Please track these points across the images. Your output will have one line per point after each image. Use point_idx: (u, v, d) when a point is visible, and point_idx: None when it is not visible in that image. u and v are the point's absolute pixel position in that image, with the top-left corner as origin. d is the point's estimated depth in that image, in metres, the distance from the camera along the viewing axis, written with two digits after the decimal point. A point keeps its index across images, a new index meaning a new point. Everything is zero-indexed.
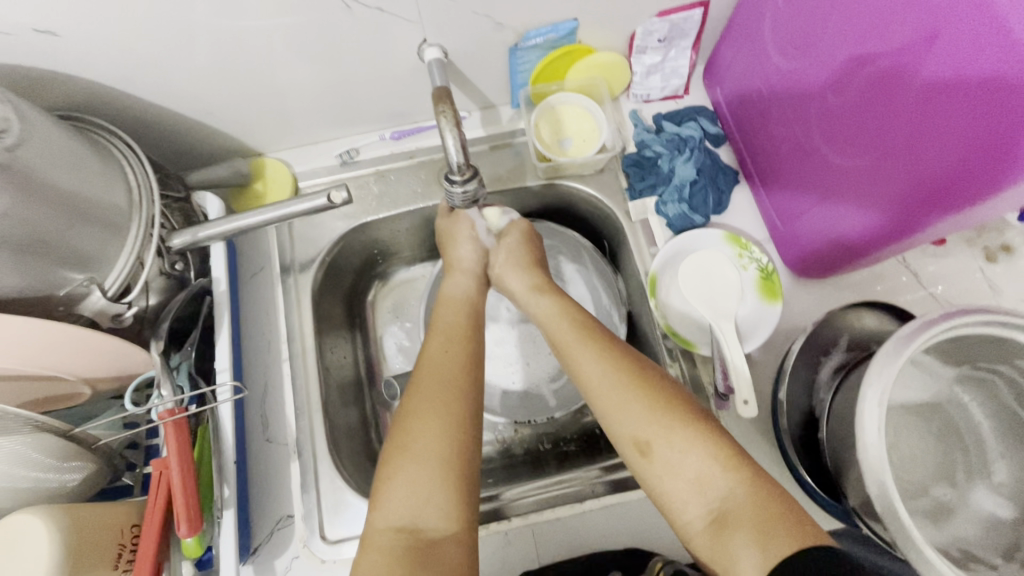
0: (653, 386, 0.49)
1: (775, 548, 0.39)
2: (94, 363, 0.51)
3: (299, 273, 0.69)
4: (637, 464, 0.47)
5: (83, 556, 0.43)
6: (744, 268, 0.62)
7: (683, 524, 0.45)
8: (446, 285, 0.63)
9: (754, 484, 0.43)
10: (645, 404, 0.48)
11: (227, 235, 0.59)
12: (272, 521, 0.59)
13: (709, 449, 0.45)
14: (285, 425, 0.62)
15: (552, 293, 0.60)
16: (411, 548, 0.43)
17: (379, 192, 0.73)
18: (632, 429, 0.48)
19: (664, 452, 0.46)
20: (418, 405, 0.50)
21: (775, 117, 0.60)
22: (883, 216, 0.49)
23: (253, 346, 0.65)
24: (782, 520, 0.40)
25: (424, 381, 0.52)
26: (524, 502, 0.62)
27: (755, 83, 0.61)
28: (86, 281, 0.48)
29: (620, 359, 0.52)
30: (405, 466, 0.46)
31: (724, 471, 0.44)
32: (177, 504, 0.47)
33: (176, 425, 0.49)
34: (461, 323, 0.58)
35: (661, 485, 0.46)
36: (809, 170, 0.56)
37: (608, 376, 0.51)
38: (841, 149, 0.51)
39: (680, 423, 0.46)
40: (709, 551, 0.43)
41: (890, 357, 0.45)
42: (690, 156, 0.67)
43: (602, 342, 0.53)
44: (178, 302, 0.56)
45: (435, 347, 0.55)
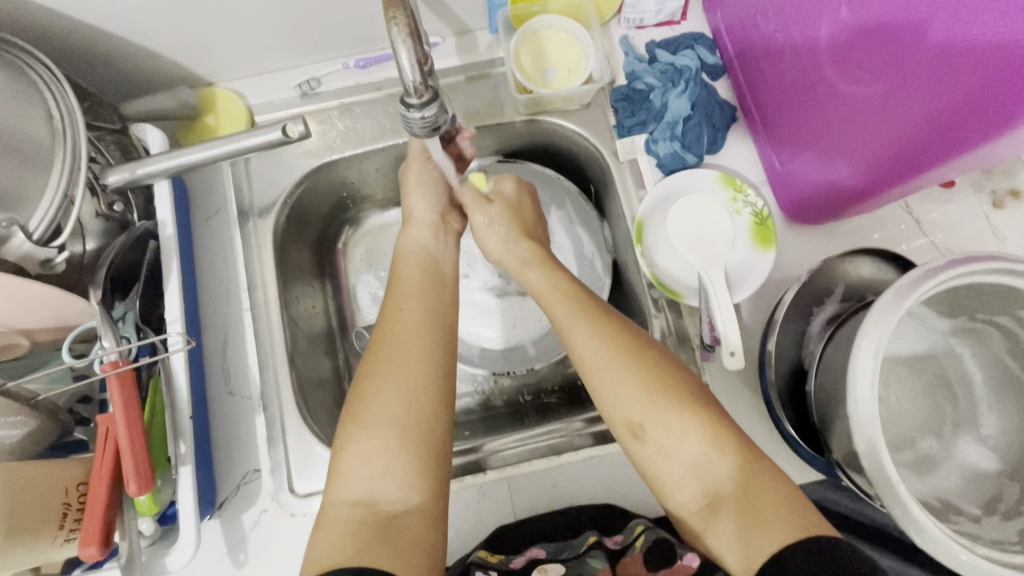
0: (650, 364, 0.46)
1: (772, 533, 0.38)
2: (25, 312, 0.46)
3: (259, 217, 0.64)
4: (629, 446, 0.45)
5: (19, 515, 0.40)
6: (738, 213, 0.58)
7: (676, 505, 0.44)
8: (403, 238, 0.58)
9: (755, 467, 0.41)
10: (641, 382, 0.45)
11: (171, 173, 0.54)
12: (238, 475, 0.57)
13: (707, 433, 0.43)
14: (249, 377, 0.59)
15: (547, 264, 0.55)
16: (367, 523, 0.41)
17: (344, 128, 0.66)
18: (625, 409, 0.45)
19: (657, 435, 0.44)
20: (380, 369, 0.47)
21: (776, 46, 0.54)
22: (887, 158, 0.45)
23: (211, 296, 0.61)
24: (780, 506, 0.39)
25: (387, 344, 0.48)
26: (503, 453, 0.59)
27: (756, 6, 0.54)
28: (5, 222, 0.43)
29: (614, 333, 0.48)
30: (358, 436, 0.44)
31: (721, 455, 0.42)
32: (126, 461, 0.44)
33: (120, 378, 0.46)
34: (422, 284, 0.53)
35: (655, 467, 0.44)
36: (814, 104, 0.51)
37: (601, 350, 0.47)
38: (848, 80, 0.46)
39: (678, 406, 0.44)
40: (703, 532, 0.43)
41: (886, 310, 0.41)
42: (684, 89, 0.61)
43: (596, 312, 0.50)
44: (118, 246, 0.51)
45: (396, 304, 0.51)
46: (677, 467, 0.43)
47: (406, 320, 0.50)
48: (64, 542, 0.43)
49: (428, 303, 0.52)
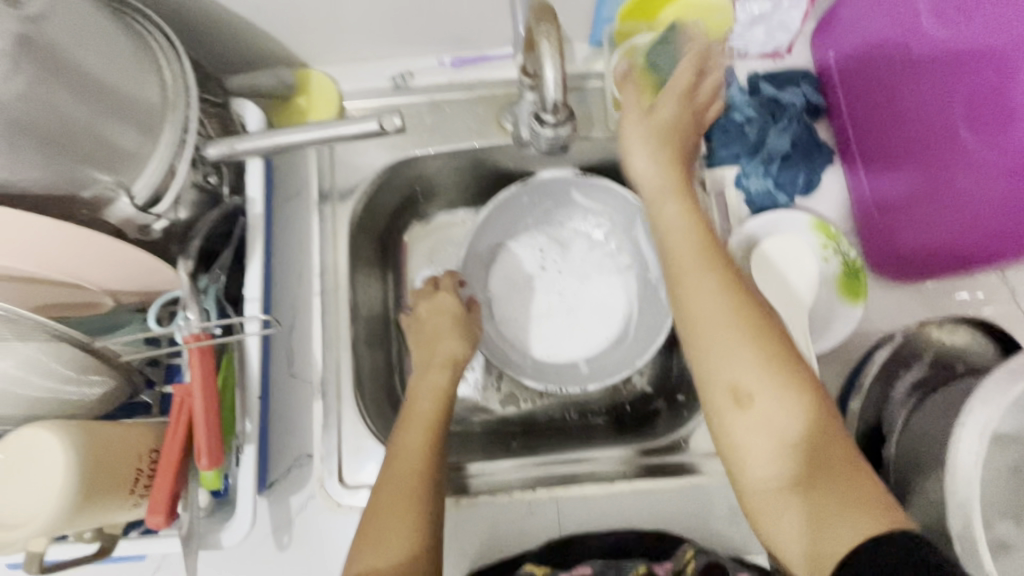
0: (777, 336, 0.42)
1: (859, 529, 0.35)
2: (115, 275, 0.47)
3: (338, 202, 0.64)
4: (722, 407, 0.42)
5: (100, 478, 0.40)
6: (826, 260, 0.56)
7: (746, 483, 0.40)
8: (421, 377, 0.57)
9: (850, 457, 0.38)
10: (756, 350, 0.41)
11: (265, 152, 0.54)
12: (290, 458, 0.57)
13: (810, 412, 0.39)
14: (311, 362, 0.59)
15: (683, 205, 0.49)
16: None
17: (430, 124, 0.66)
18: (737, 370, 0.41)
19: (763, 403, 0.40)
20: (385, 494, 0.47)
21: (895, 96, 0.52)
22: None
23: (284, 275, 0.61)
24: (872, 505, 0.36)
25: (390, 474, 0.48)
26: (513, 476, 0.58)
27: (879, 51, 0.53)
28: (114, 184, 0.43)
29: (741, 295, 0.44)
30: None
31: (819, 441, 0.39)
32: (199, 435, 0.45)
33: (201, 350, 0.46)
34: (437, 418, 0.53)
35: (743, 437, 0.40)
36: (936, 162, 0.48)
37: (718, 306, 0.43)
38: (981, 143, 0.43)
39: (792, 381, 0.40)
40: (771, 513, 0.39)
41: (999, 388, 0.39)
42: (786, 126, 0.59)
43: (726, 271, 0.45)
44: (209, 220, 0.51)
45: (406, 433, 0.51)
46: (770, 441, 0.39)
47: (408, 451, 0.49)
48: (132, 507, 0.43)
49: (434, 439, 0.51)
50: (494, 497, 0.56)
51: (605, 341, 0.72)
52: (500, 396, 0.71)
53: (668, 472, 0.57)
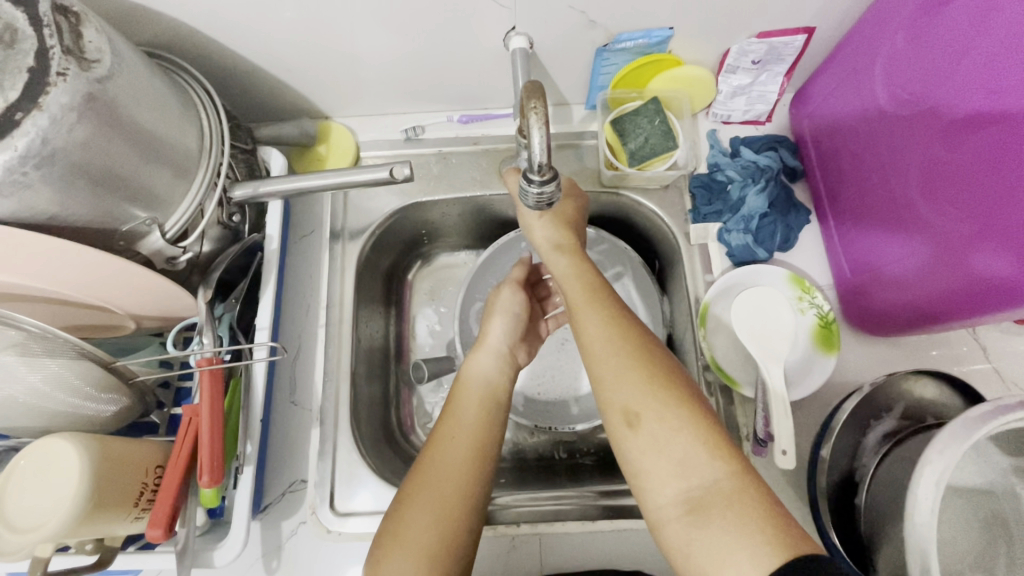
0: (649, 358, 0.46)
1: (753, 550, 0.37)
2: (141, 302, 0.51)
3: (348, 241, 0.69)
4: (620, 435, 0.44)
5: (109, 489, 0.43)
6: (803, 312, 0.60)
7: (657, 513, 0.42)
8: (467, 364, 0.56)
9: (742, 478, 0.40)
10: (642, 376, 0.45)
11: (285, 194, 0.59)
12: (285, 482, 0.59)
13: (692, 427, 0.42)
14: (313, 389, 0.63)
15: (575, 258, 0.55)
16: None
17: (438, 173, 0.71)
18: (624, 395, 0.45)
19: (649, 426, 0.43)
20: (421, 494, 0.47)
21: (867, 163, 0.56)
22: (969, 287, 0.47)
23: (293, 307, 0.66)
24: (768, 522, 0.38)
25: (429, 472, 0.48)
26: (510, 510, 0.59)
27: (850, 123, 0.58)
28: (148, 221, 0.49)
29: (623, 325, 0.49)
30: (394, 556, 0.45)
31: (711, 458, 0.41)
32: (202, 453, 0.48)
33: (211, 374, 0.49)
34: (479, 418, 0.52)
35: (643, 461, 0.43)
36: (895, 229, 0.54)
37: (607, 340, 0.48)
38: (935, 212, 0.48)
39: (674, 402, 0.43)
40: (682, 542, 0.40)
41: (956, 439, 0.42)
42: (763, 188, 0.63)
43: (611, 306, 0.50)
44: (230, 254, 0.57)
45: (446, 429, 0.51)
46: (663, 463, 0.42)
47: (441, 456, 0.49)
48: (133, 521, 0.45)
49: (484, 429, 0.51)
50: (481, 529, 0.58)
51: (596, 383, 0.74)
52: None
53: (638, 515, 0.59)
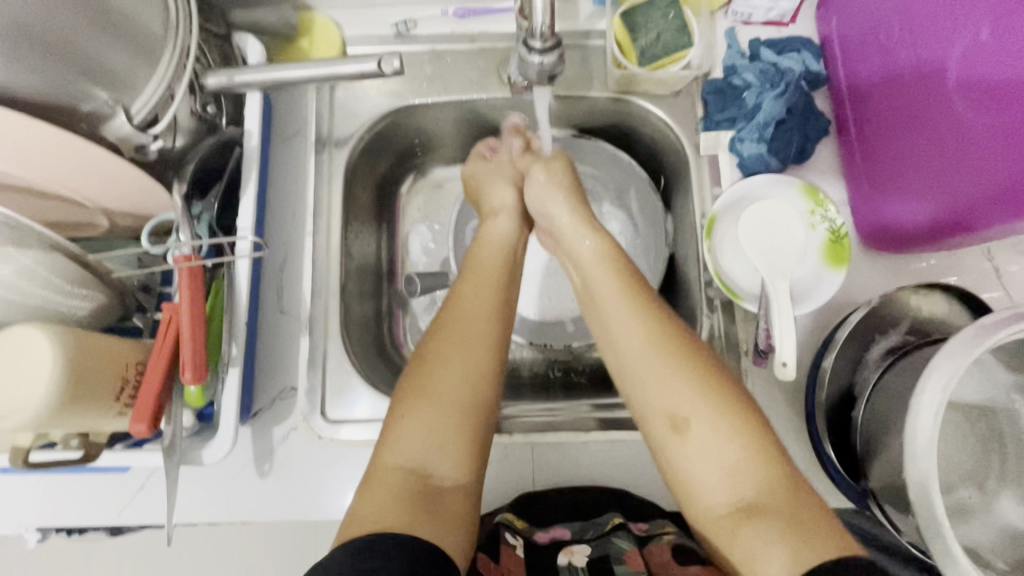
0: (700, 363, 0.47)
1: (797, 551, 0.38)
2: (110, 196, 0.48)
3: (335, 149, 0.65)
4: (666, 438, 0.46)
5: (83, 381, 0.41)
6: (813, 227, 0.57)
7: (710, 516, 0.44)
8: (485, 226, 0.61)
9: (795, 485, 0.42)
10: (692, 381, 0.46)
11: (264, 85, 0.55)
12: (275, 390, 0.58)
13: (744, 435, 0.44)
14: (301, 297, 0.60)
15: (613, 274, 0.53)
16: (416, 490, 0.45)
17: (432, 74, 0.66)
18: (669, 400, 0.46)
19: (695, 431, 0.45)
20: (445, 346, 0.51)
21: (892, 65, 0.53)
22: (956, 210, 0.49)
23: (278, 214, 0.62)
24: (824, 528, 0.39)
25: (456, 329, 0.52)
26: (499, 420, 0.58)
27: (882, 19, 0.53)
28: (111, 101, 0.44)
29: (667, 332, 0.49)
30: (416, 407, 0.48)
31: (762, 465, 0.43)
32: (184, 349, 0.46)
33: (191, 271, 0.47)
34: (498, 276, 0.57)
35: (689, 462, 0.45)
36: (886, 154, 0.55)
37: (648, 342, 0.49)
38: (929, 146, 0.49)
39: (726, 409, 0.45)
40: (730, 542, 0.42)
41: (963, 348, 0.41)
42: (783, 92, 0.59)
43: (654, 308, 0.51)
44: (205, 147, 0.52)
45: (468, 287, 0.56)
46: (714, 468, 0.44)
47: (467, 309, 0.54)
48: (118, 415, 0.45)
49: (486, 333, 0.52)
50: None
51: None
52: None
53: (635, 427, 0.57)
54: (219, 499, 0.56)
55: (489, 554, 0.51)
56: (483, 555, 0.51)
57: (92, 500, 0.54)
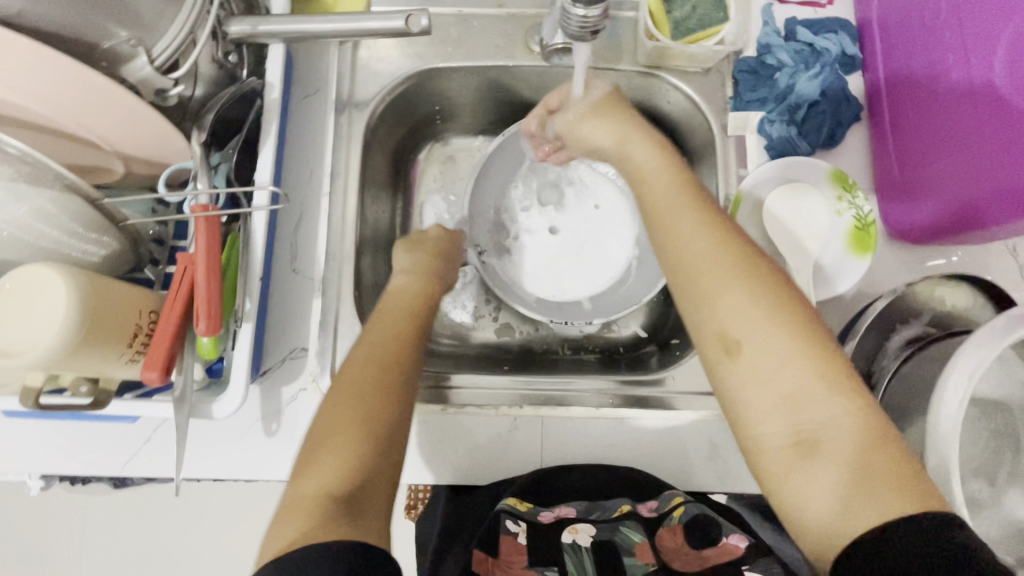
0: (762, 277, 0.42)
1: (872, 498, 0.35)
2: (130, 141, 0.47)
3: (355, 110, 0.63)
4: (716, 361, 0.41)
5: (97, 325, 0.41)
6: (839, 214, 0.56)
7: (759, 445, 0.39)
8: (395, 280, 0.58)
9: (869, 420, 0.38)
10: (750, 297, 0.41)
11: (289, 37, 0.53)
12: (285, 349, 0.58)
13: (810, 360, 0.39)
14: (316, 258, 0.59)
15: (675, 193, 0.47)
16: (331, 509, 0.39)
17: (457, 38, 0.65)
18: (725, 316, 0.41)
19: (754, 352, 0.40)
20: (353, 381, 0.47)
21: (921, 63, 0.53)
22: (965, 207, 0.50)
23: (295, 173, 0.61)
24: (895, 468, 0.36)
25: (361, 361, 0.48)
26: (484, 393, 0.58)
27: (914, 12, 0.53)
28: (131, 40, 0.42)
29: (729, 245, 0.43)
30: (333, 436, 0.43)
31: (831, 394, 0.38)
32: (199, 300, 0.45)
33: (207, 221, 0.46)
34: (408, 314, 0.54)
35: (742, 389, 0.40)
36: (903, 147, 0.55)
37: (705, 252, 0.43)
38: (949, 142, 0.50)
39: (789, 330, 0.40)
40: (781, 471, 0.38)
41: (992, 338, 0.41)
42: (817, 74, 0.58)
43: (710, 215, 0.45)
44: (226, 96, 0.51)
45: (376, 322, 0.53)
46: (771, 398, 0.39)
47: (376, 341, 0.50)
48: (129, 363, 0.44)
49: (394, 362, 0.48)
50: (482, 409, 0.57)
51: (613, 284, 0.71)
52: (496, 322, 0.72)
53: (652, 406, 0.57)
54: (220, 457, 0.55)
55: (488, 548, 0.52)
56: (479, 550, 0.52)
57: (99, 450, 0.54)
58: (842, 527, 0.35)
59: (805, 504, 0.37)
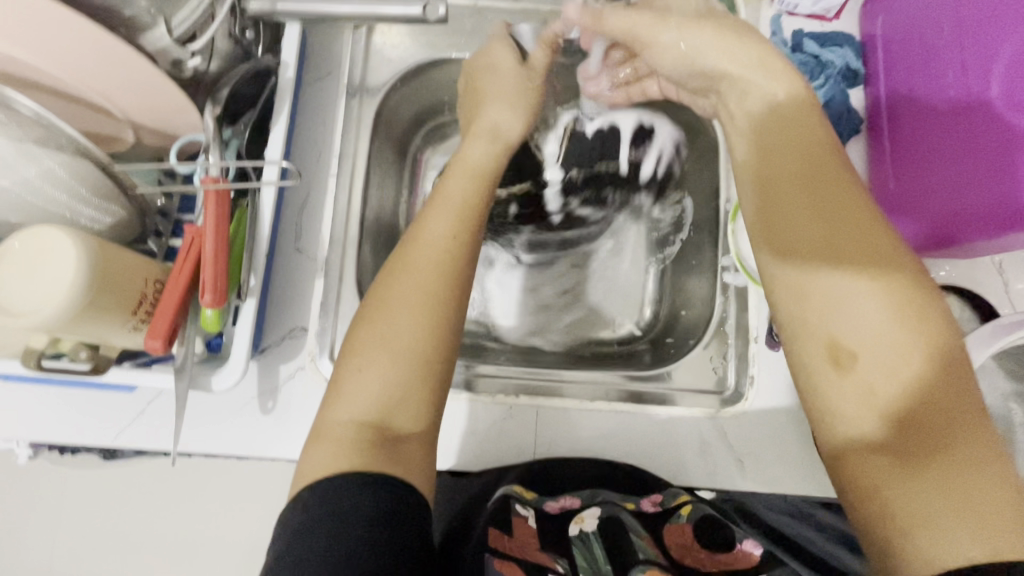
0: (896, 287, 0.37)
1: (971, 544, 0.32)
2: (143, 110, 0.47)
3: (367, 95, 0.64)
4: (820, 370, 0.39)
5: (104, 291, 0.41)
6: None
7: (851, 453, 0.37)
8: (461, 150, 0.54)
9: (993, 467, 0.33)
10: (876, 308, 0.37)
11: (306, 18, 0.54)
12: (285, 329, 0.57)
13: (937, 391, 0.35)
14: (319, 239, 0.59)
15: (790, 129, 0.43)
16: (368, 441, 0.40)
17: (471, 30, 0.66)
18: (839, 310, 0.38)
19: (870, 365, 0.37)
20: (401, 285, 0.44)
21: (922, 79, 0.54)
22: (953, 219, 0.52)
23: (302, 153, 0.61)
24: (1010, 521, 0.32)
25: (414, 261, 0.45)
26: (496, 381, 0.60)
27: (917, 31, 0.55)
28: (150, 9, 0.43)
29: (861, 249, 0.39)
30: (370, 354, 0.42)
31: (956, 430, 0.34)
32: (205, 272, 0.45)
33: (217, 195, 0.46)
34: (470, 204, 0.49)
35: (843, 403, 0.37)
36: (899, 161, 0.57)
37: (827, 254, 0.39)
38: (950, 152, 0.52)
39: (917, 352, 0.36)
40: (873, 483, 0.36)
41: (981, 343, 0.45)
42: (817, 86, 0.60)
43: (847, 213, 0.40)
44: (239, 74, 0.51)
45: (433, 212, 0.48)
46: (880, 406, 0.36)
47: (429, 238, 0.46)
48: (132, 331, 0.44)
49: (445, 278, 0.45)
50: (480, 396, 0.59)
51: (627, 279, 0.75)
52: (493, 314, 0.72)
53: (648, 400, 0.60)
54: (215, 433, 0.55)
55: (501, 525, 0.49)
56: (495, 529, 0.48)
57: (92, 418, 0.54)
58: (930, 555, 0.33)
59: (897, 526, 0.34)
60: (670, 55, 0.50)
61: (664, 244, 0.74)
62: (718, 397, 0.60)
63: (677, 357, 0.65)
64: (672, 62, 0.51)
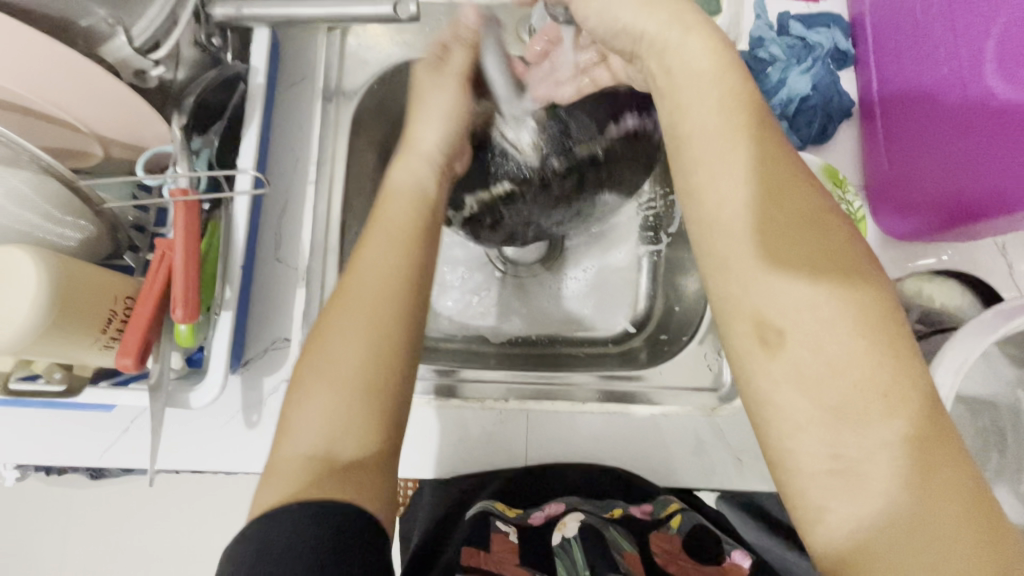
0: (822, 260, 0.35)
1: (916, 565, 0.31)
2: (109, 121, 0.46)
3: (343, 101, 0.63)
4: (747, 347, 0.36)
5: (69, 312, 0.40)
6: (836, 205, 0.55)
7: (794, 466, 0.35)
8: (396, 171, 0.49)
9: (947, 481, 0.32)
10: (805, 283, 0.34)
11: (273, 22, 0.53)
12: (267, 340, 0.56)
13: (876, 369, 0.33)
14: (300, 248, 0.58)
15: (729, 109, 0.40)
16: (322, 479, 0.37)
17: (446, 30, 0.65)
18: (772, 301, 0.35)
19: (797, 346, 0.34)
20: (348, 319, 0.41)
21: (903, 53, 0.53)
22: (951, 207, 0.51)
23: (279, 162, 0.59)
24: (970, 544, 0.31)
25: (356, 291, 0.42)
26: (487, 387, 0.59)
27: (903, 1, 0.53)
28: (111, 19, 0.42)
29: (788, 214, 0.36)
30: (320, 390, 0.40)
31: (889, 415, 0.33)
32: (176, 285, 0.44)
33: (186, 207, 0.45)
34: (411, 223, 0.45)
35: (776, 392, 0.35)
36: (891, 143, 0.55)
37: (751, 217, 0.36)
38: (924, 137, 0.52)
39: (849, 333, 0.34)
40: (818, 501, 0.34)
41: (979, 330, 0.44)
42: (808, 69, 0.58)
43: (774, 167, 0.37)
44: (205, 81, 0.50)
45: (375, 243, 0.44)
46: (817, 395, 0.34)
47: (370, 266, 0.43)
48: (102, 350, 0.43)
49: (394, 304, 0.42)
50: (469, 402, 0.57)
51: (618, 273, 0.73)
52: (485, 314, 0.71)
53: (640, 401, 0.58)
54: (200, 446, 0.54)
55: (478, 544, 0.50)
56: (472, 546, 0.50)
57: (73, 438, 0.53)
58: None
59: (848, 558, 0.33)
60: (595, 17, 0.44)
61: (650, 240, 0.73)
62: (714, 393, 0.59)
63: (672, 354, 0.64)
64: (599, 17, 0.44)
